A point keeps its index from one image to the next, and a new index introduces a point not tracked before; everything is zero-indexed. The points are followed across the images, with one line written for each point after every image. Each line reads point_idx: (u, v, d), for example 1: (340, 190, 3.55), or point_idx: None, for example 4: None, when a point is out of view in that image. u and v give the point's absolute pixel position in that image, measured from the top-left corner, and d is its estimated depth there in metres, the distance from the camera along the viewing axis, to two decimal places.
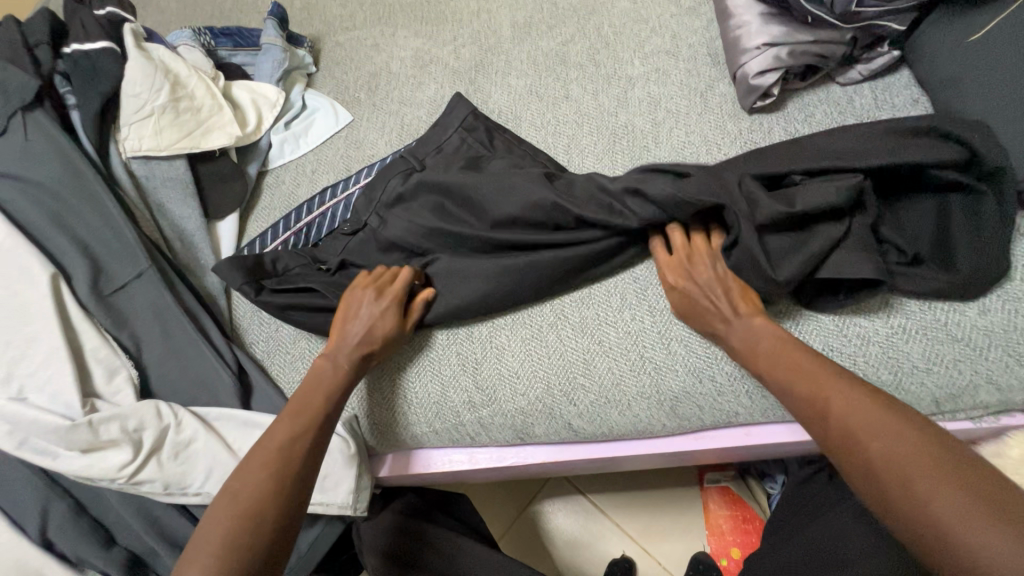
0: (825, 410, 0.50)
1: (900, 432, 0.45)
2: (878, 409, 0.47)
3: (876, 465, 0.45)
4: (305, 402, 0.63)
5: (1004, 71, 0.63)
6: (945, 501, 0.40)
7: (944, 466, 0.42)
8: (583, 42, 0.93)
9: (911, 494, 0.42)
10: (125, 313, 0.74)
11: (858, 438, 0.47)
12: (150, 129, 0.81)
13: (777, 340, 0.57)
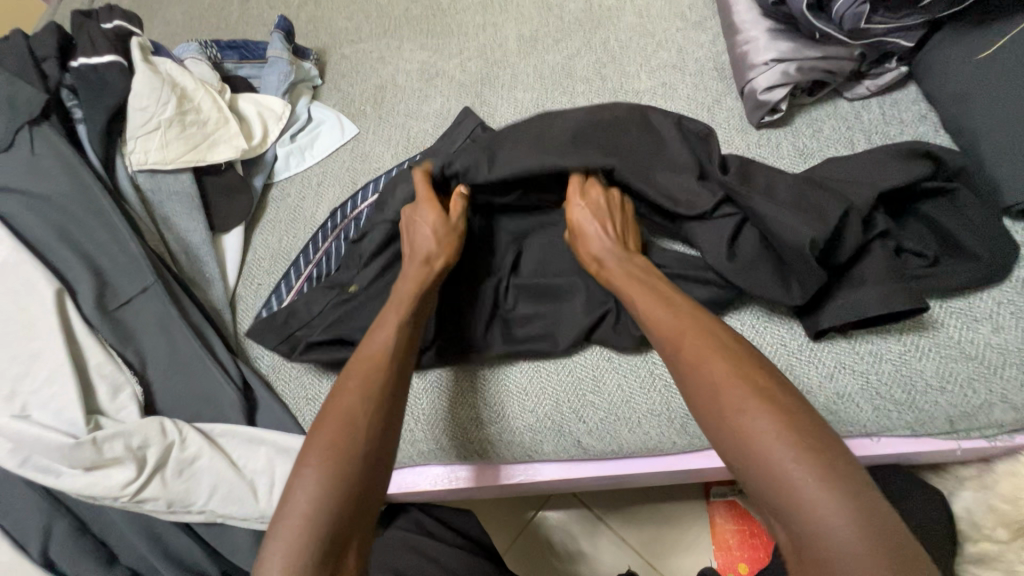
0: (683, 344, 0.51)
1: (754, 385, 0.46)
2: (727, 355, 0.48)
3: (722, 419, 0.45)
4: (382, 326, 0.59)
5: (1014, 88, 0.63)
6: (783, 449, 0.42)
7: (793, 428, 0.43)
8: (590, 55, 0.93)
9: (753, 445, 0.43)
10: (130, 328, 0.73)
11: (712, 389, 0.47)
12: (157, 143, 0.81)
13: (647, 273, 0.60)
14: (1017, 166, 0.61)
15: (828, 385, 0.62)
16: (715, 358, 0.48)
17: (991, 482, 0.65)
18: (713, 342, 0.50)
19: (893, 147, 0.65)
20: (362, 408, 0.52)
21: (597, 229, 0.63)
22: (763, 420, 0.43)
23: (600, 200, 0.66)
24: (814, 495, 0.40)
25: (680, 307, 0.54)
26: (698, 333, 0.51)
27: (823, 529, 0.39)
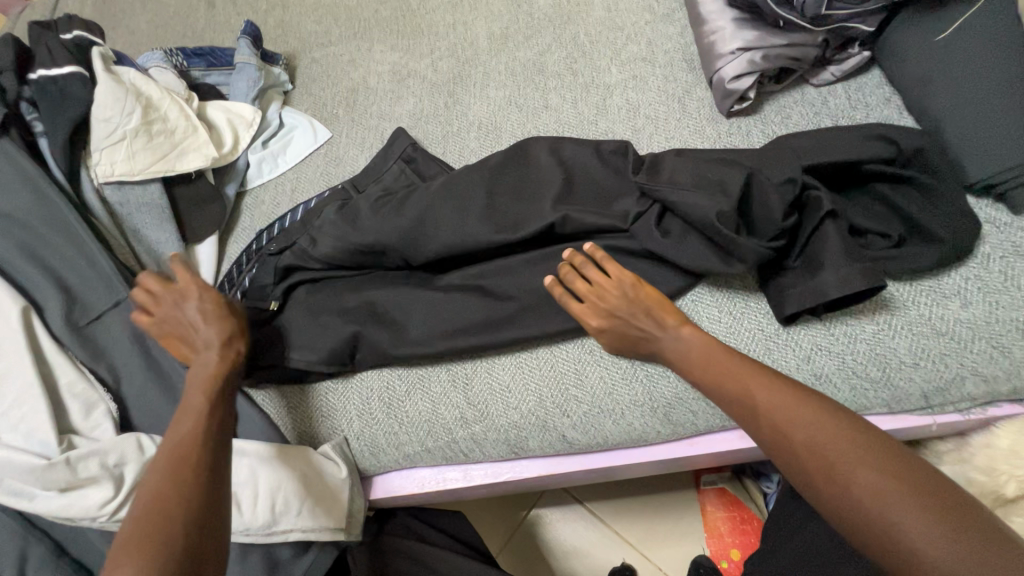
0: (762, 410, 0.54)
1: (840, 434, 0.50)
2: (805, 408, 0.52)
3: (819, 471, 0.49)
4: (189, 406, 0.59)
5: (970, 68, 0.64)
6: (875, 488, 0.46)
7: (881, 467, 0.47)
8: (560, 51, 0.93)
9: (850, 491, 0.47)
10: (101, 344, 0.71)
11: (795, 444, 0.51)
12: (123, 154, 0.79)
13: (703, 351, 0.60)
14: (978, 143, 0.62)
15: (805, 368, 0.63)
16: (796, 416, 0.52)
17: (967, 456, 0.67)
18: (786, 405, 0.54)
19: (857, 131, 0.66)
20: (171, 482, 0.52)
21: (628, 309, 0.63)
22: (855, 468, 0.48)
23: (614, 294, 0.63)
24: (908, 525, 0.44)
25: (735, 372, 0.57)
26: (768, 395, 0.55)
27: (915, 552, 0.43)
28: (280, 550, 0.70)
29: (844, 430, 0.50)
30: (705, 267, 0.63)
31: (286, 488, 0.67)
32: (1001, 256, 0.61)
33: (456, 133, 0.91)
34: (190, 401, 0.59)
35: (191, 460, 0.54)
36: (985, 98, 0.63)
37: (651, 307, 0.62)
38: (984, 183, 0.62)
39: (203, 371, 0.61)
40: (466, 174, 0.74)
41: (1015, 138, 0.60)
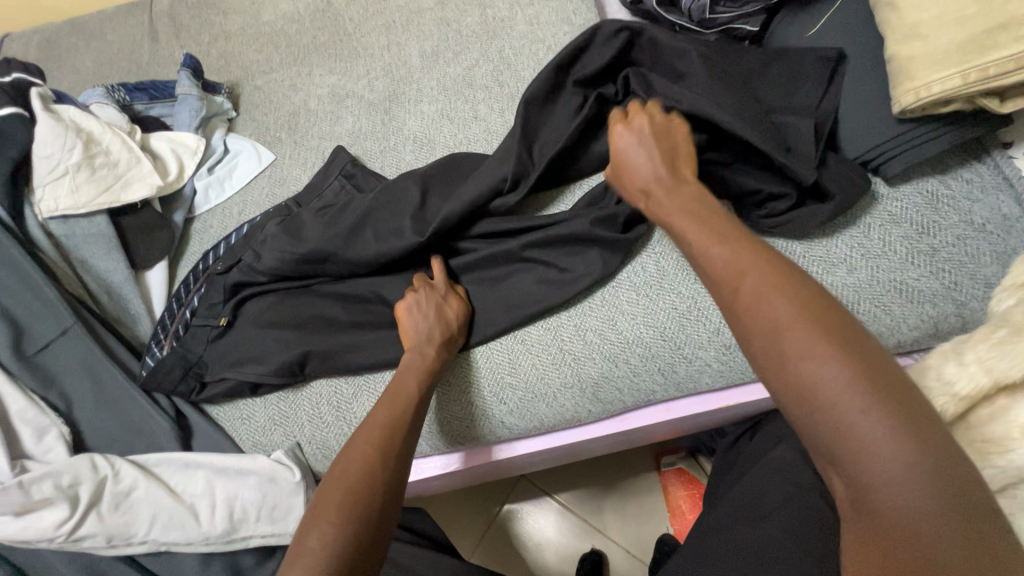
0: (738, 281, 0.47)
1: (816, 321, 0.42)
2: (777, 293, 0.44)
3: (787, 364, 0.41)
4: (396, 391, 0.64)
5: (843, 57, 0.71)
6: (841, 378, 0.39)
7: (861, 372, 0.39)
8: (487, 64, 0.99)
9: (814, 392, 0.39)
10: (52, 372, 0.74)
11: (773, 333, 0.43)
12: (66, 188, 0.81)
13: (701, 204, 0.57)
14: (852, 125, 0.69)
15: (716, 339, 0.68)
16: (773, 294, 0.44)
17: None
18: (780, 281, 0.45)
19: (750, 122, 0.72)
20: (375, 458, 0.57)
21: (652, 166, 0.62)
22: (831, 361, 0.40)
23: (654, 120, 0.65)
24: (880, 442, 0.37)
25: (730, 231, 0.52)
26: (755, 258, 0.47)
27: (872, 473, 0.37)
28: (243, 556, 0.72)
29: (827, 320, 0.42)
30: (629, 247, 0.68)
31: (243, 496, 0.70)
32: (879, 225, 0.68)
33: (393, 147, 0.96)
34: (403, 390, 0.64)
35: (400, 444, 0.59)
36: (854, 82, 0.70)
37: (674, 151, 0.64)
38: (860, 160, 0.69)
39: (421, 366, 0.67)
40: (397, 180, 0.79)
41: (881, 117, 0.67)
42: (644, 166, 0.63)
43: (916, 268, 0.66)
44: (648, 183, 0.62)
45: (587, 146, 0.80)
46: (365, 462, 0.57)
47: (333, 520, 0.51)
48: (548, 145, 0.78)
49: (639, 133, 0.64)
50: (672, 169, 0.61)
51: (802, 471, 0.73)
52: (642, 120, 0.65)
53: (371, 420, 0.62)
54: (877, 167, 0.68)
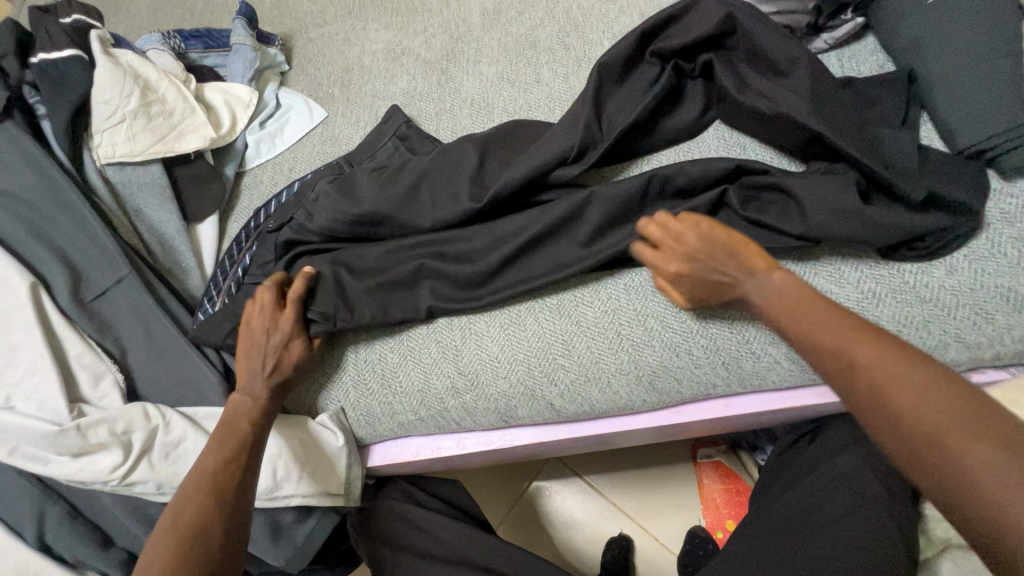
0: (844, 353, 0.48)
1: (928, 384, 0.43)
2: (877, 348, 0.47)
3: (902, 421, 0.43)
4: (237, 408, 0.64)
5: (966, 29, 0.63)
6: (944, 414, 0.41)
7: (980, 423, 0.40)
8: (553, 25, 0.93)
9: (955, 455, 0.39)
10: (107, 319, 0.74)
11: (886, 390, 0.44)
12: (124, 135, 0.81)
13: (793, 289, 0.55)
14: (968, 109, 0.62)
15: None
16: (884, 365, 0.46)
17: None
18: (886, 352, 0.47)
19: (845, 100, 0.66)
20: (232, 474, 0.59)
21: (699, 287, 0.60)
22: (958, 421, 0.40)
23: (685, 238, 0.60)
24: (995, 475, 0.37)
25: (817, 304, 0.53)
26: (837, 322, 0.51)
27: (991, 492, 0.37)
28: (283, 514, 0.73)
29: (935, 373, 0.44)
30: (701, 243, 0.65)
31: (286, 454, 0.70)
32: (988, 223, 0.61)
33: (449, 110, 0.92)
34: (231, 429, 0.62)
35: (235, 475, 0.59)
36: (976, 59, 0.62)
37: (732, 247, 0.59)
38: (974, 150, 0.61)
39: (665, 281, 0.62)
40: (458, 144, 0.75)
41: (1005, 102, 0.59)
42: (692, 285, 0.60)
43: None
44: (700, 288, 0.60)
45: (661, 118, 0.74)
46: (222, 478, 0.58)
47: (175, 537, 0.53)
48: (619, 115, 0.73)
49: (688, 263, 0.60)
50: (752, 265, 0.58)
51: (867, 482, 0.69)
52: (670, 256, 0.61)
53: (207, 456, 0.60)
54: (993, 158, 0.61)
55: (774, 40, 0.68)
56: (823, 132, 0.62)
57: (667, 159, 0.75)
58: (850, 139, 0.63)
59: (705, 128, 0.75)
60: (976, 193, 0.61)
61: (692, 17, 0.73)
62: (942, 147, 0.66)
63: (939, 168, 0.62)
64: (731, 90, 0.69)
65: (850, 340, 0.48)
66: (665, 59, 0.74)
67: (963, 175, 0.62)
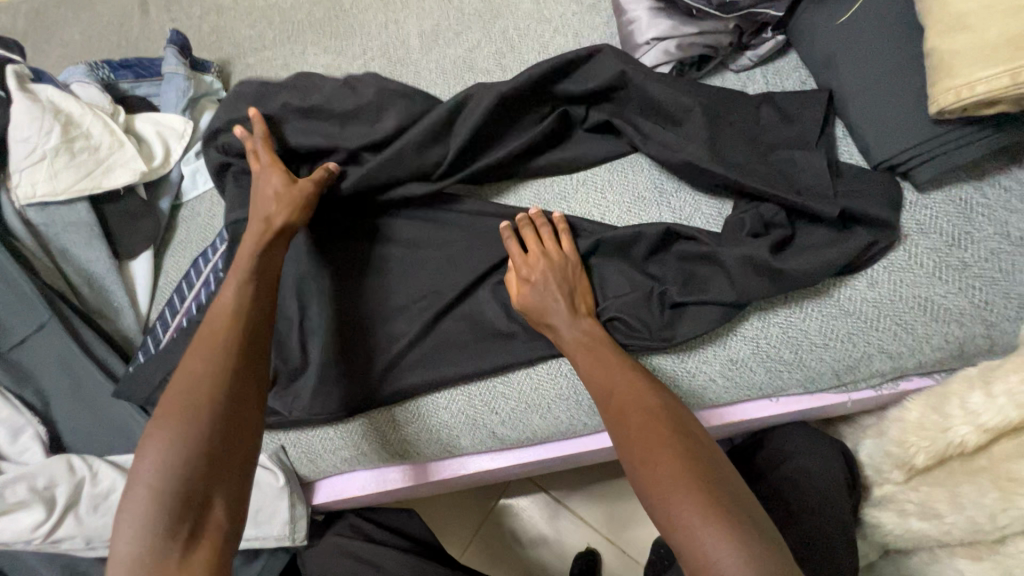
0: (613, 397, 0.56)
1: (669, 442, 0.50)
2: (634, 389, 0.55)
3: (637, 456, 0.50)
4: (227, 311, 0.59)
5: (875, 46, 0.65)
6: (669, 462, 0.48)
7: (694, 475, 0.47)
8: (490, 46, 0.93)
9: (660, 490, 0.47)
10: (30, 368, 0.72)
11: (631, 443, 0.51)
12: (44, 174, 0.78)
13: (597, 339, 0.62)
14: (880, 126, 0.63)
15: (723, 352, 0.64)
16: (636, 405, 0.54)
17: (885, 429, 0.68)
18: (648, 405, 0.54)
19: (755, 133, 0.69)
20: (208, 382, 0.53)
21: (557, 296, 0.64)
22: (670, 465, 0.48)
23: (550, 256, 0.67)
24: (689, 516, 0.45)
25: (611, 359, 0.59)
26: (610, 362, 0.59)
27: (687, 528, 0.45)
28: None
29: (672, 426, 0.51)
30: (638, 284, 0.66)
31: None
32: (906, 236, 0.63)
33: None
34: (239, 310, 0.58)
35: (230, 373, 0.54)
36: (885, 75, 0.64)
37: (573, 284, 0.65)
38: (887, 165, 0.63)
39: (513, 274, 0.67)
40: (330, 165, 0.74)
41: (911, 120, 0.61)
42: (554, 305, 0.63)
43: (944, 284, 0.61)
44: (553, 318, 0.63)
45: (581, 152, 0.76)
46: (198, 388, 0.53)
47: (152, 467, 0.48)
48: (532, 157, 0.76)
49: (543, 277, 0.65)
50: (574, 307, 0.64)
51: (828, 487, 0.67)
52: (535, 265, 0.66)
53: (198, 361, 0.54)
54: (905, 173, 0.63)
55: (668, 94, 0.70)
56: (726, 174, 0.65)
57: (602, 180, 0.75)
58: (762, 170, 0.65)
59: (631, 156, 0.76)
60: (894, 207, 0.62)
61: (593, 64, 0.73)
62: (861, 161, 0.68)
63: (857, 185, 0.64)
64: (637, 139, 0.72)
65: (612, 376, 0.57)
66: (563, 97, 0.74)
67: (879, 189, 0.63)
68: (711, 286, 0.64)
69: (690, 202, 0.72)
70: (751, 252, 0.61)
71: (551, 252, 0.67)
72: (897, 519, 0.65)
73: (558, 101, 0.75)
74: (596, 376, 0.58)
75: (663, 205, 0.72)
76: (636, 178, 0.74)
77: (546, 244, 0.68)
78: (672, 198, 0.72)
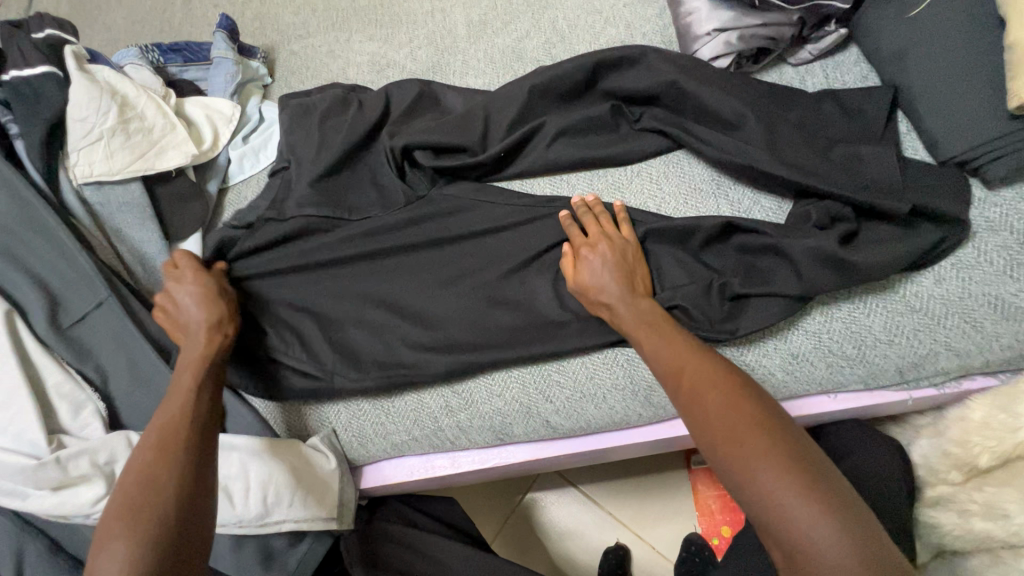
0: (685, 377, 0.54)
1: (751, 421, 0.49)
2: (706, 369, 0.54)
3: (719, 440, 0.49)
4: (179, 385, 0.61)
5: (946, 41, 0.64)
6: (756, 444, 0.47)
7: (784, 457, 0.46)
8: (539, 36, 0.93)
9: (749, 472, 0.47)
10: (87, 345, 0.73)
11: (711, 424, 0.50)
12: (101, 153, 0.78)
13: (658, 316, 0.60)
14: (950, 121, 0.63)
15: (784, 346, 0.64)
16: (710, 384, 0.53)
17: (943, 429, 0.68)
18: (723, 384, 0.52)
19: (814, 128, 0.69)
20: (159, 464, 0.54)
21: (616, 276, 0.63)
22: (760, 447, 0.47)
23: (610, 237, 0.66)
24: (784, 499, 0.45)
25: (677, 338, 0.58)
26: (676, 342, 0.57)
27: (786, 512, 0.44)
28: (275, 540, 0.71)
29: (753, 405, 0.50)
30: (698, 276, 0.66)
31: (277, 481, 0.68)
32: (974, 232, 0.62)
33: None
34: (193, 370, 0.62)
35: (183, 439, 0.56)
36: (956, 69, 0.63)
37: (633, 264, 0.65)
38: (957, 161, 0.63)
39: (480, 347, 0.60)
40: (384, 163, 0.79)
41: (985, 114, 0.60)
42: (612, 284, 0.63)
43: (1014, 282, 0.60)
44: (613, 296, 0.62)
45: (633, 145, 0.75)
46: (152, 469, 0.53)
47: (128, 527, 0.50)
48: (584, 153, 0.76)
49: (603, 255, 0.64)
50: (634, 286, 0.63)
51: (869, 489, 0.66)
52: (597, 245, 0.66)
53: (152, 430, 0.57)
54: (976, 169, 0.62)
55: (717, 97, 0.70)
56: (785, 174, 0.65)
57: (657, 170, 0.75)
58: (823, 167, 0.65)
59: (682, 155, 0.75)
60: (963, 203, 0.61)
61: (639, 67, 0.75)
62: (925, 157, 0.67)
63: (924, 181, 0.63)
64: (691, 134, 0.72)
65: (682, 355, 0.56)
66: (605, 96, 0.77)
67: (948, 185, 0.62)
68: (773, 279, 0.63)
69: (748, 195, 0.71)
70: (816, 246, 0.61)
71: (610, 234, 0.67)
72: (958, 520, 0.64)
73: (601, 100, 0.78)
74: (664, 354, 0.57)
75: (720, 197, 0.72)
76: (692, 170, 0.74)
77: (605, 227, 0.68)
78: (730, 190, 0.72)
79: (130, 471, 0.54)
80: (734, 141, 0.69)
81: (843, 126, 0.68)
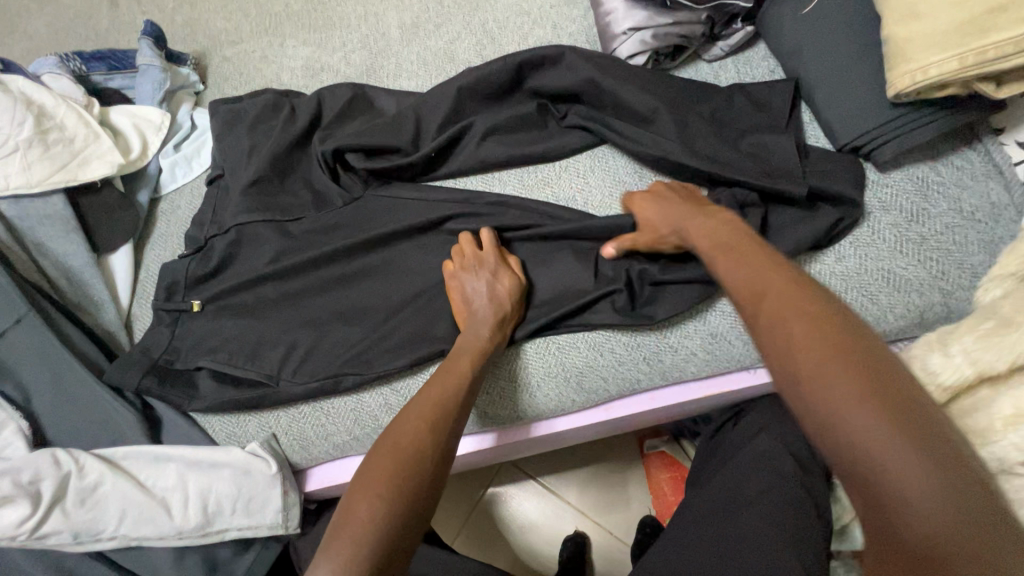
0: (756, 298, 0.45)
1: (841, 344, 0.38)
2: (790, 291, 0.43)
3: (790, 365, 0.40)
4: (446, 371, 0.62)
5: (837, 36, 0.69)
6: (841, 370, 0.37)
7: (878, 389, 0.36)
8: (469, 38, 0.94)
9: (816, 388, 0.38)
10: (9, 363, 0.70)
11: (789, 350, 0.40)
12: (17, 166, 0.76)
13: (711, 229, 0.56)
14: (842, 111, 0.67)
15: (703, 326, 0.67)
16: (796, 308, 0.42)
17: None
18: (816, 309, 0.41)
19: (724, 121, 0.73)
20: (418, 449, 0.54)
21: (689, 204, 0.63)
22: (843, 373, 0.37)
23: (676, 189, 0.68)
24: (848, 414, 0.36)
25: (759, 253, 0.49)
26: (751, 259, 0.49)
27: (850, 425, 0.35)
28: (219, 550, 0.70)
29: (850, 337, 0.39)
30: (621, 265, 0.69)
31: (217, 490, 0.67)
32: (869, 213, 0.67)
33: None
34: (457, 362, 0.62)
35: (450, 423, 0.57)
36: (846, 62, 0.68)
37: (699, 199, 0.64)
38: (851, 147, 0.67)
39: (474, 347, 0.64)
40: (318, 168, 0.79)
41: (871, 103, 0.65)
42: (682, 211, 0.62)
43: (904, 257, 0.65)
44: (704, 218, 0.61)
45: (560, 141, 0.78)
46: (413, 453, 0.54)
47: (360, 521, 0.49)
48: (513, 150, 0.78)
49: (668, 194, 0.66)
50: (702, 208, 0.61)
51: (783, 458, 0.70)
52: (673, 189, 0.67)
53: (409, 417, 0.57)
54: (868, 154, 0.67)
55: (633, 93, 0.73)
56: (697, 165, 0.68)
57: (583, 165, 0.78)
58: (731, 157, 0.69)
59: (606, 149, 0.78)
60: (857, 187, 0.66)
61: (560, 66, 0.77)
62: (826, 144, 0.72)
63: (821, 167, 0.68)
64: (612, 129, 0.75)
65: (756, 273, 0.47)
66: (532, 95, 0.79)
67: (843, 170, 0.67)
68: (688, 265, 0.67)
69: None
70: None
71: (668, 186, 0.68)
72: None
73: (527, 99, 0.80)
74: (728, 272, 0.49)
75: (642, 188, 0.75)
76: (616, 163, 0.77)
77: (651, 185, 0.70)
78: (651, 181, 0.75)
79: (389, 456, 0.53)
80: (651, 135, 0.72)
81: (750, 118, 0.72)
